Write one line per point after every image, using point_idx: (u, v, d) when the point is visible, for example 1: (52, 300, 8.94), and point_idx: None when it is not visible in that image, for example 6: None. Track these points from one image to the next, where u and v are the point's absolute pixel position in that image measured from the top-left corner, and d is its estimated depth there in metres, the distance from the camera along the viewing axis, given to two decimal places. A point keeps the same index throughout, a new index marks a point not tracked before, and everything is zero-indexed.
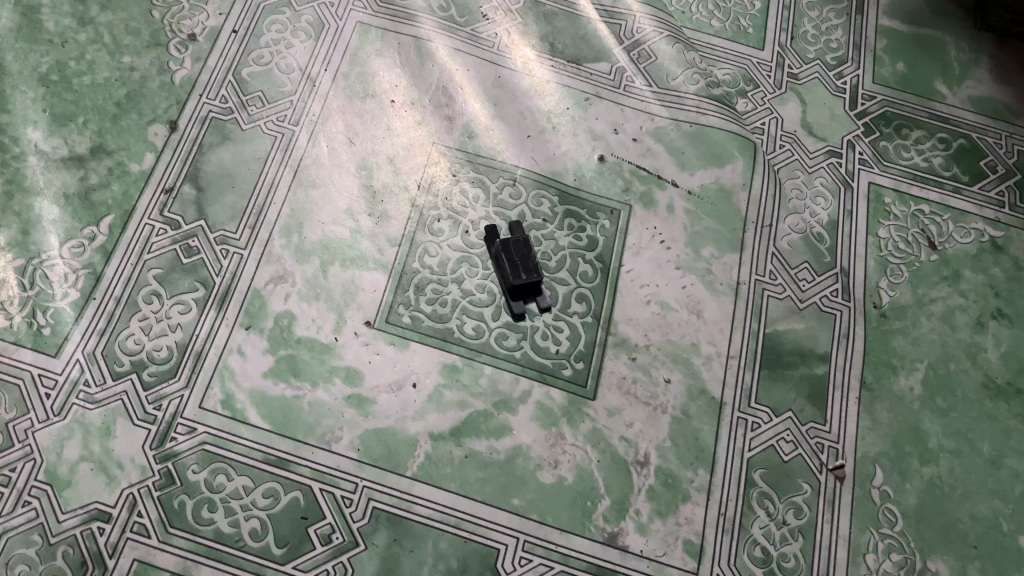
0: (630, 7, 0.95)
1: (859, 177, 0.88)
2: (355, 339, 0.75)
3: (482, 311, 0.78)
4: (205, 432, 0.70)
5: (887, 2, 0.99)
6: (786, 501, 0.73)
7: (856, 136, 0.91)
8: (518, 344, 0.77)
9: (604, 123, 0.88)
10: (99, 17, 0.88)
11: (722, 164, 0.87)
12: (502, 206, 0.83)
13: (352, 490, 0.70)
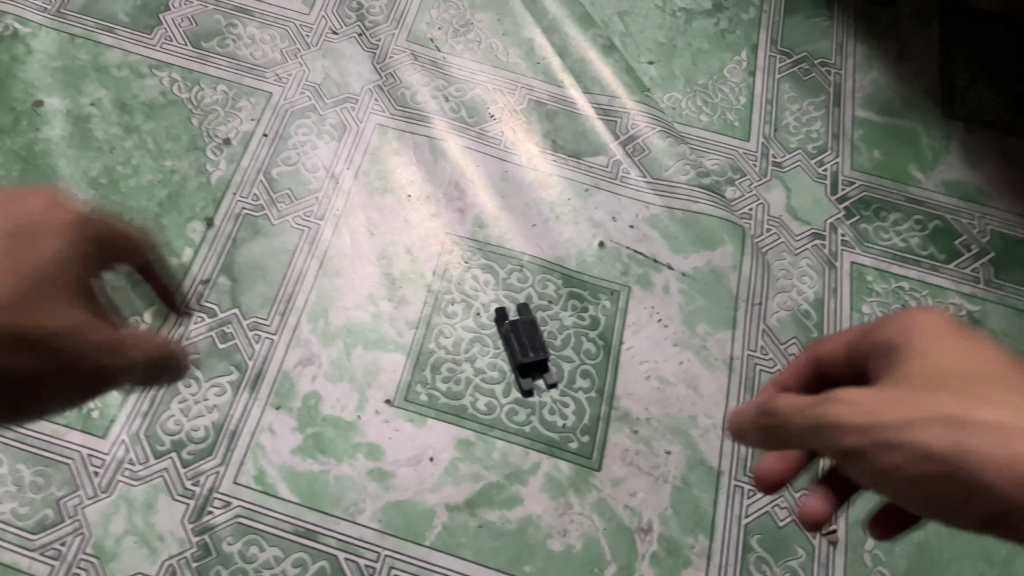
0: (624, 105, 1.04)
1: (842, 257, 0.95)
2: (376, 417, 0.81)
3: (494, 388, 0.84)
4: (239, 506, 0.76)
5: (863, 94, 1.07)
6: (783, 565, 0.78)
7: (838, 219, 0.98)
8: (528, 418, 0.83)
9: (603, 212, 0.96)
10: (143, 124, 0.97)
11: (713, 248, 0.94)
12: (511, 290, 0.90)
13: (374, 558, 0.75)
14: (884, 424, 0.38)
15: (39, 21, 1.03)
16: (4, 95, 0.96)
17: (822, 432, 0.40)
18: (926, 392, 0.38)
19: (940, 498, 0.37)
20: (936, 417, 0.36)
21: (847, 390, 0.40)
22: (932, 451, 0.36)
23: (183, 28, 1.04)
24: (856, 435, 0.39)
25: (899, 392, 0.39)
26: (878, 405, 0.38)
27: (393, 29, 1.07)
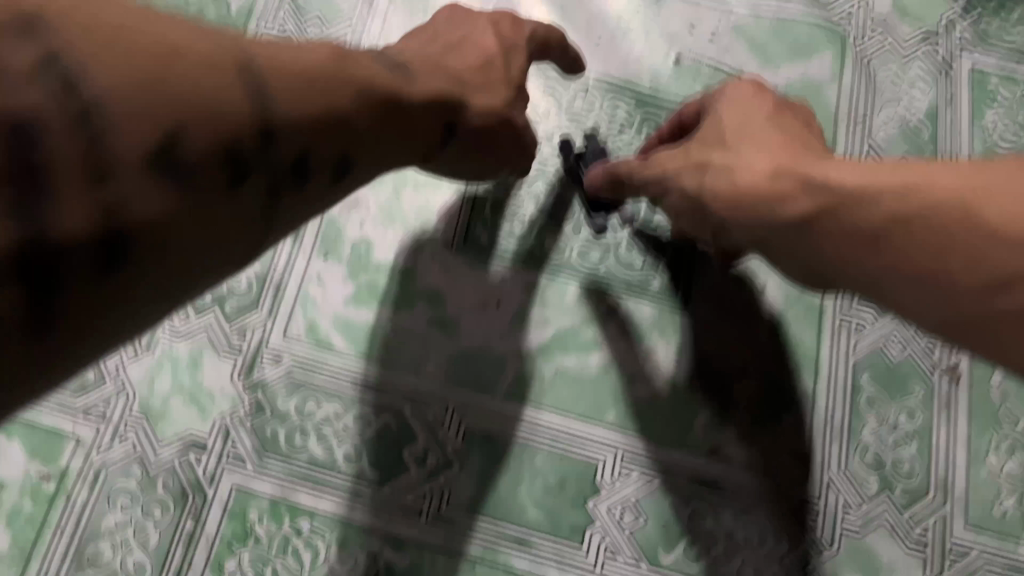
0: None
1: (960, 61, 0.82)
2: (434, 264, 0.72)
3: (562, 223, 0.73)
4: (292, 361, 0.69)
5: None
6: (898, 404, 0.69)
7: (956, 16, 0.83)
8: (602, 260, 0.72)
9: (679, 24, 0.82)
10: None
11: (808, 58, 0.82)
12: (576, 117, 0.79)
13: (443, 411, 0.68)
14: (705, 173, 0.49)
15: None
16: None
17: (676, 189, 0.52)
18: (733, 150, 0.48)
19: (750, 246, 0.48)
20: (738, 180, 0.46)
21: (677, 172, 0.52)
22: (738, 206, 0.46)
23: None
24: (693, 189, 0.50)
25: (721, 148, 0.49)
26: (720, 177, 0.47)
27: None
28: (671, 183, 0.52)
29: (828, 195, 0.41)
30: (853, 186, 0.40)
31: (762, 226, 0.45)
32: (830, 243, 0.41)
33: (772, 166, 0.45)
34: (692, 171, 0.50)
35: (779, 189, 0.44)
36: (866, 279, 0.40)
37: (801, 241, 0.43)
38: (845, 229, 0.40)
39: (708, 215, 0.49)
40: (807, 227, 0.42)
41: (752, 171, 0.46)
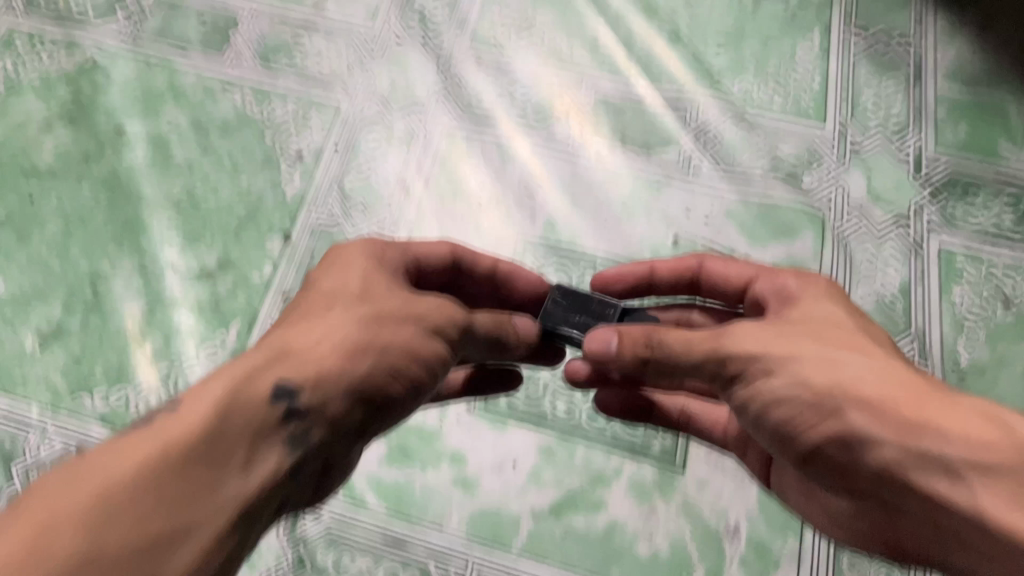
0: (694, 96, 1.02)
1: (929, 241, 0.92)
2: (458, 425, 0.82)
3: (573, 391, 0.84)
4: (330, 517, 0.78)
5: (944, 67, 1.03)
6: (877, 564, 0.76)
7: (924, 202, 0.94)
8: (608, 422, 0.82)
9: (675, 207, 0.95)
10: (219, 144, 1.00)
11: (792, 238, 0.92)
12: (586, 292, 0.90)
13: (463, 566, 0.76)
14: (763, 357, 0.54)
15: (116, 49, 1.06)
16: (91, 125, 1.01)
17: (695, 354, 0.57)
18: (808, 345, 0.55)
19: (789, 432, 0.55)
20: (817, 376, 0.53)
21: (812, 368, 0.53)
22: (815, 402, 0.52)
23: (252, 46, 1.06)
24: (737, 364, 0.55)
25: (805, 342, 0.55)
26: (803, 369, 0.53)
27: (457, 33, 1.07)
28: (790, 366, 0.54)
29: (904, 421, 0.49)
30: (937, 425, 0.47)
31: (841, 425, 0.51)
32: (942, 483, 0.47)
33: (868, 380, 0.51)
34: (829, 370, 0.53)
35: (871, 398, 0.50)
36: (908, 506, 0.49)
37: (854, 448, 0.51)
38: (917, 468, 0.48)
39: (762, 396, 0.55)
40: (881, 440, 0.49)
41: (842, 375, 0.52)
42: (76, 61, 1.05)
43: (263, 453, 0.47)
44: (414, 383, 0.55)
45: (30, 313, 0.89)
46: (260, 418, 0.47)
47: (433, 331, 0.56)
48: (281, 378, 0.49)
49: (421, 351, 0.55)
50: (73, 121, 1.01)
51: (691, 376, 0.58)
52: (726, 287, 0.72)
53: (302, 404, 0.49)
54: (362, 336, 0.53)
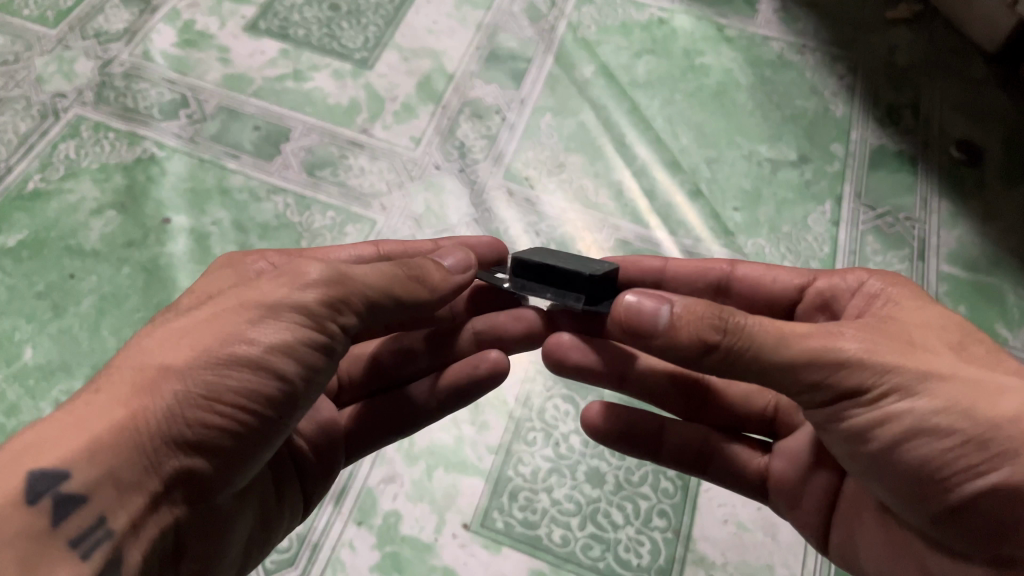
0: (709, 249, 1.08)
1: None
2: (453, 541, 0.84)
3: (569, 520, 0.85)
4: None
5: (947, 250, 1.09)
6: None
7: None
8: (602, 554, 0.84)
9: None
10: (257, 244, 1.05)
11: None
12: None
13: None
14: (901, 377, 0.55)
15: (174, 146, 1.14)
16: (139, 213, 1.07)
17: (821, 366, 0.55)
18: (963, 369, 0.55)
19: (920, 467, 0.56)
20: (976, 408, 0.53)
21: (946, 390, 0.54)
22: (979, 440, 0.53)
23: (300, 157, 1.14)
24: (875, 377, 0.55)
25: (956, 363, 0.56)
26: (956, 395, 0.54)
27: (492, 166, 1.14)
28: (924, 389, 0.55)
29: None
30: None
31: (1013, 467, 0.52)
32: None
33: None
34: (969, 395, 0.54)
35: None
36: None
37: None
38: None
39: (903, 419, 0.55)
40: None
41: (1006, 408, 0.53)
42: (135, 153, 1.13)
43: (56, 545, 0.48)
44: (245, 390, 0.56)
45: (52, 384, 0.93)
46: (34, 513, 0.48)
47: (252, 334, 0.56)
48: (43, 462, 0.49)
49: (233, 363, 0.55)
50: (123, 208, 1.07)
51: (780, 382, 0.57)
52: (767, 287, 0.77)
53: (82, 478, 0.49)
54: (155, 370, 0.54)
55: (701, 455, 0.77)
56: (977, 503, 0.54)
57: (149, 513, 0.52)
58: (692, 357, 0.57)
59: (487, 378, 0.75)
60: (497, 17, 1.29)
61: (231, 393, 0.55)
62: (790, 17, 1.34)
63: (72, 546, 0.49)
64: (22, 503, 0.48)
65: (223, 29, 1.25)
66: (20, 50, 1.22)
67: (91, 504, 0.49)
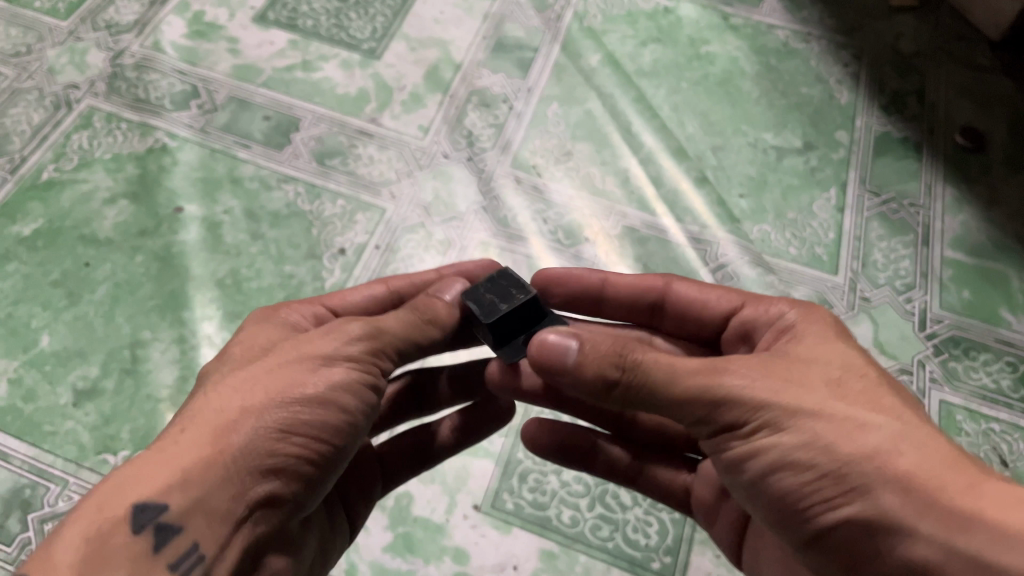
0: (715, 235, 1.09)
1: (930, 395, 0.96)
2: (464, 522, 0.85)
3: (578, 501, 0.87)
4: None
5: (951, 236, 1.10)
6: None
7: (926, 356, 0.99)
8: (611, 535, 0.85)
9: None
10: (268, 232, 1.07)
11: None
12: None
13: None
14: (773, 413, 0.54)
15: (185, 136, 1.15)
16: (152, 202, 1.08)
17: (704, 403, 0.56)
18: (833, 404, 0.54)
19: (789, 500, 0.55)
20: (837, 444, 0.53)
21: (822, 427, 0.53)
22: (834, 475, 0.52)
23: (309, 147, 1.15)
24: (746, 413, 0.55)
25: (829, 399, 0.55)
26: (820, 431, 0.53)
27: (499, 155, 1.15)
28: (798, 424, 0.54)
29: (932, 502, 0.50)
30: (980, 512, 0.49)
31: (866, 501, 0.51)
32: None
33: (894, 453, 0.52)
34: (848, 432, 0.53)
35: (903, 475, 0.51)
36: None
37: (888, 540, 0.51)
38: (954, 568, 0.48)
39: (769, 454, 0.55)
40: (918, 532, 0.49)
41: (867, 444, 0.52)
42: (147, 143, 1.14)
43: (158, 567, 0.52)
44: (316, 427, 0.59)
45: (69, 369, 0.95)
46: (138, 541, 0.52)
47: (318, 375, 0.60)
48: (143, 497, 0.53)
49: (308, 402, 0.58)
50: (136, 198, 1.09)
51: (674, 412, 0.58)
52: (698, 309, 0.76)
53: (176, 507, 0.53)
54: (234, 410, 0.57)
55: (626, 470, 0.79)
56: (839, 536, 0.54)
57: (239, 544, 0.55)
58: (598, 392, 0.60)
59: (494, 417, 0.81)
60: (503, 7, 1.30)
61: (306, 431, 0.58)
62: (794, 5, 1.34)
63: (172, 569, 0.52)
64: (129, 533, 0.52)
65: (232, 20, 1.27)
66: (32, 42, 1.23)
67: (184, 533, 0.53)
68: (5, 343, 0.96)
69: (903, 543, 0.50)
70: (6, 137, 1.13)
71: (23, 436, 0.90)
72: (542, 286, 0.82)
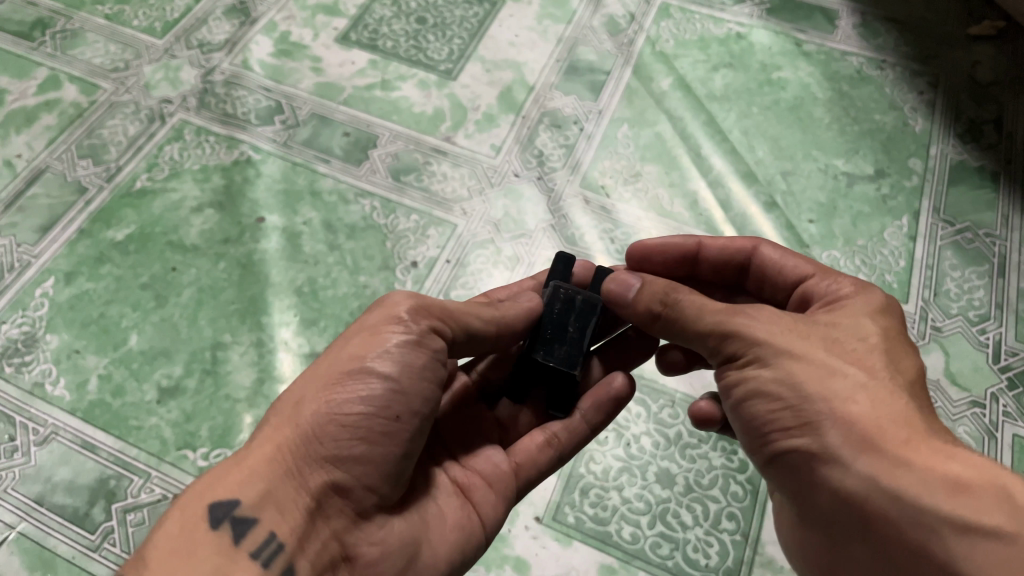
0: None
1: (1003, 428, 0.95)
2: (526, 532, 0.87)
3: (639, 518, 0.88)
4: None
5: None
6: None
7: (1000, 389, 0.98)
8: (671, 553, 0.86)
9: None
10: (345, 244, 1.11)
11: None
12: (662, 423, 0.94)
13: None
14: (762, 351, 0.62)
15: (269, 150, 1.20)
16: (235, 211, 1.14)
17: (715, 335, 0.65)
18: (816, 353, 0.61)
19: (755, 426, 0.64)
20: (805, 384, 0.60)
21: (794, 368, 0.61)
22: (795, 408, 0.60)
23: (387, 163, 1.19)
24: (743, 347, 0.63)
25: (815, 348, 0.62)
26: (796, 372, 0.60)
27: (569, 174, 1.17)
28: (771, 356, 0.62)
29: (875, 449, 0.56)
30: (918, 462, 0.55)
31: (815, 435, 0.59)
32: (890, 511, 0.55)
33: (850, 401, 0.58)
34: (807, 372, 0.60)
35: (853, 420, 0.58)
36: (848, 515, 0.58)
37: (826, 468, 0.58)
38: (886, 500, 0.55)
39: (749, 383, 0.63)
40: (853, 468, 0.57)
41: (833, 391, 0.59)
42: (233, 156, 1.19)
43: (240, 555, 0.58)
44: (359, 397, 0.64)
45: (154, 368, 1.00)
46: (217, 535, 0.59)
47: (365, 347, 0.67)
48: (220, 496, 0.60)
49: (355, 381, 0.65)
50: (220, 207, 1.14)
51: (696, 343, 0.67)
52: (779, 273, 0.78)
53: (247, 503, 0.60)
54: (309, 413, 0.64)
55: None
56: (794, 465, 0.61)
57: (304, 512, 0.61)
58: (648, 322, 0.71)
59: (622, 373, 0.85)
60: (578, 31, 1.33)
61: (359, 408, 0.64)
62: (870, 32, 1.34)
63: (253, 557, 0.59)
64: (208, 528, 0.59)
65: (316, 40, 1.32)
66: (129, 58, 1.30)
67: (258, 525, 0.60)
68: (97, 341, 1.02)
69: (836, 474, 0.58)
70: (104, 147, 1.20)
71: (111, 429, 0.96)
72: (639, 257, 0.83)
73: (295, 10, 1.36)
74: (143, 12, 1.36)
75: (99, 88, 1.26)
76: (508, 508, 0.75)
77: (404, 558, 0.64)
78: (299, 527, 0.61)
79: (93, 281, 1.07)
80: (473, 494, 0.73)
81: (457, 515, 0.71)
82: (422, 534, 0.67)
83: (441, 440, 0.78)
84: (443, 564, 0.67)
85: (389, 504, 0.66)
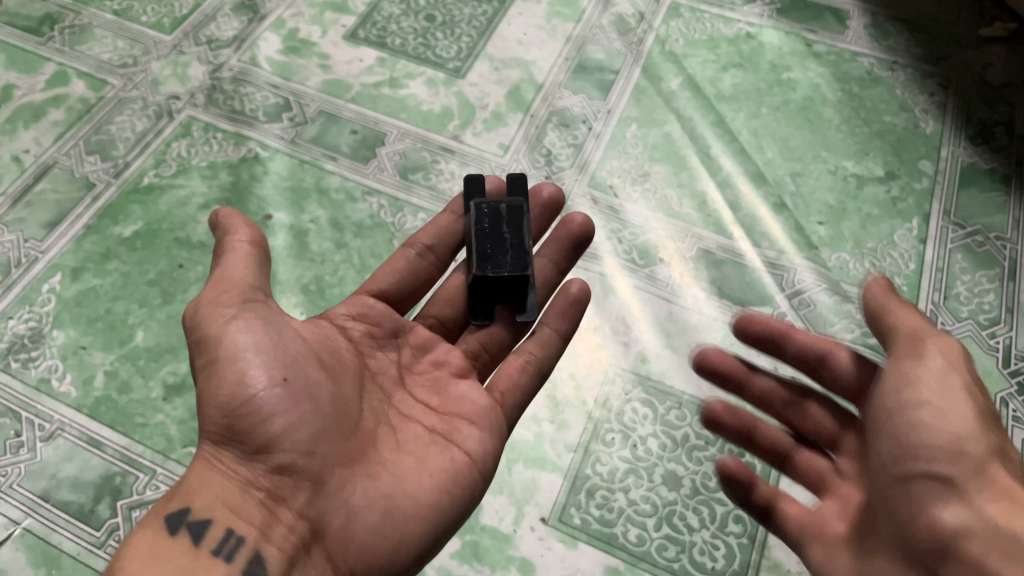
0: (792, 260, 1.08)
1: (1013, 433, 0.94)
2: (531, 533, 0.87)
3: (645, 520, 0.88)
4: None
5: None
6: None
7: (1010, 393, 0.97)
8: (677, 556, 0.86)
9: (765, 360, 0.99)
10: (352, 242, 1.11)
11: None
12: (669, 425, 0.94)
13: None
14: (957, 381, 0.65)
15: (276, 147, 1.20)
16: (243, 208, 1.14)
17: (921, 352, 0.66)
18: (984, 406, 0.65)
19: (899, 437, 0.65)
20: (979, 427, 0.63)
21: (973, 409, 0.64)
22: (962, 441, 0.62)
23: (394, 161, 1.18)
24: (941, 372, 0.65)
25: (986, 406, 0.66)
26: (973, 413, 0.64)
27: (577, 174, 1.17)
28: (963, 390, 0.64)
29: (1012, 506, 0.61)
30: None
31: (970, 471, 0.62)
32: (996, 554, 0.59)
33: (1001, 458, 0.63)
34: (979, 417, 0.64)
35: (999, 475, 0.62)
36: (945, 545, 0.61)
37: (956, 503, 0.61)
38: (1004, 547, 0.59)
39: (930, 400, 0.64)
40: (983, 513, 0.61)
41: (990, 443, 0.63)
42: (240, 153, 1.19)
43: (202, 555, 0.61)
44: (237, 383, 0.65)
45: (161, 365, 1.00)
46: (176, 542, 0.62)
47: (218, 336, 0.67)
48: (171, 511, 0.64)
49: (227, 371, 0.65)
50: (227, 204, 1.14)
51: (900, 344, 0.68)
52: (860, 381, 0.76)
53: (197, 509, 0.63)
54: (211, 420, 0.65)
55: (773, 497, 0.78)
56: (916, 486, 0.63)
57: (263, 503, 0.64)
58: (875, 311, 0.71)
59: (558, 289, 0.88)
60: (586, 29, 1.32)
61: (254, 391, 0.64)
62: (880, 33, 1.33)
63: (216, 555, 0.62)
64: (166, 538, 0.62)
65: (324, 38, 1.32)
66: (137, 54, 1.30)
67: (214, 525, 0.63)
68: (103, 337, 1.02)
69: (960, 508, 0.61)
70: (112, 143, 1.20)
71: (116, 426, 0.95)
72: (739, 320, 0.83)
73: (303, 7, 1.36)
74: (151, 8, 1.36)
75: (107, 84, 1.26)
76: (495, 442, 0.74)
77: (378, 512, 0.65)
78: (257, 519, 0.64)
79: (99, 277, 1.07)
80: (455, 435, 0.73)
81: (437, 459, 0.70)
82: (394, 484, 0.67)
83: (407, 387, 0.77)
84: (426, 505, 0.67)
85: (345, 459, 0.66)
